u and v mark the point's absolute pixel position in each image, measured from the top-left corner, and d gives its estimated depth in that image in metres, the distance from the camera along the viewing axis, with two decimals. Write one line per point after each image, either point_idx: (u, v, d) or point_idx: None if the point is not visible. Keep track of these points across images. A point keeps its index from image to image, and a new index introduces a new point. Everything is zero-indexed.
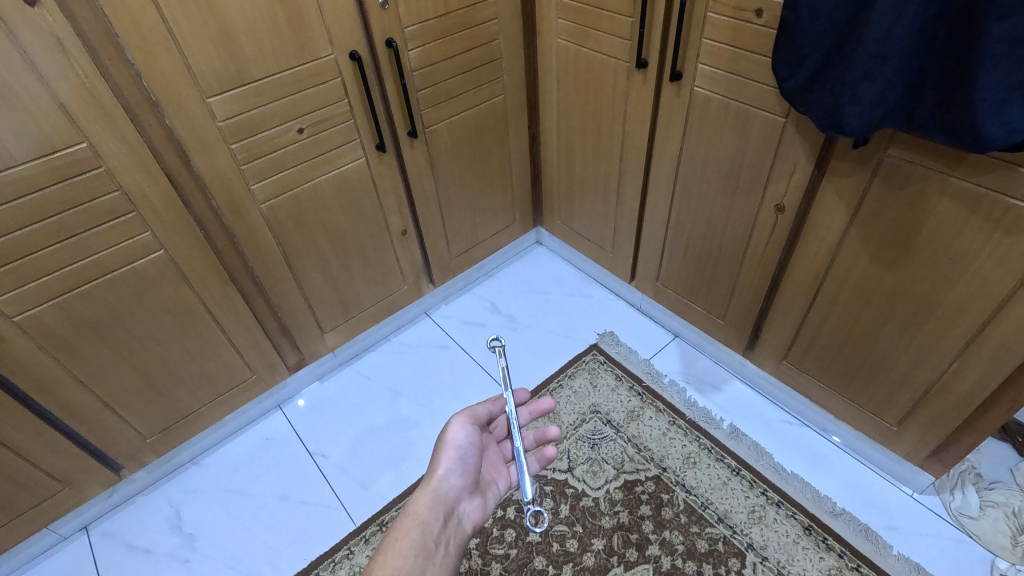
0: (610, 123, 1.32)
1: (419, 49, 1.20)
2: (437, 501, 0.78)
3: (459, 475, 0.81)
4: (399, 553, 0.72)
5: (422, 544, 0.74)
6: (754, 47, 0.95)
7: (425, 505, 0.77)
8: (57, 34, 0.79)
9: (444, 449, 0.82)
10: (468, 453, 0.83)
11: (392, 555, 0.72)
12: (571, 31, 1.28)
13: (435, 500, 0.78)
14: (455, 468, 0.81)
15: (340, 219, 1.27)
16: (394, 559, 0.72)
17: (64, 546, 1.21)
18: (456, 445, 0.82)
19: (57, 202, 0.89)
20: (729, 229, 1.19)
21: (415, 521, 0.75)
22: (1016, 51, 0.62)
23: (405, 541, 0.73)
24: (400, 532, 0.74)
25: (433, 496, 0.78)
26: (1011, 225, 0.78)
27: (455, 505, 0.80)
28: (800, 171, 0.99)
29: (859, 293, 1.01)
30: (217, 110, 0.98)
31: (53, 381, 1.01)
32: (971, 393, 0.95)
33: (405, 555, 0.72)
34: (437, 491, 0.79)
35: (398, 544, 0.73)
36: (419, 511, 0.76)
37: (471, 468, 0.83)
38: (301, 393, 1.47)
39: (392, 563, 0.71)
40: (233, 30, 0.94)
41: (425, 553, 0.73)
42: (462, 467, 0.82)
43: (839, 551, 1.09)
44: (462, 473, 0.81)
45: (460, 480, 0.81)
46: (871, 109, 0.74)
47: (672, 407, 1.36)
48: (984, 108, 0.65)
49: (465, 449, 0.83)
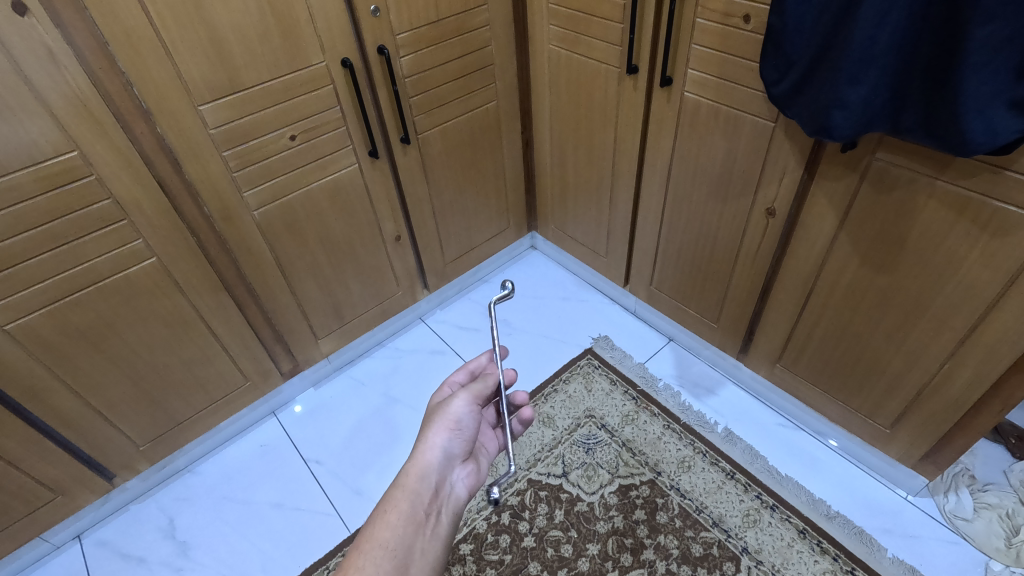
0: (602, 129, 1.33)
1: (411, 55, 1.20)
2: (429, 471, 0.71)
3: (454, 445, 0.74)
4: (387, 525, 0.65)
5: (412, 516, 0.66)
6: (743, 53, 0.95)
7: (417, 477, 0.69)
8: (47, 42, 0.79)
9: (439, 420, 0.74)
10: (466, 426, 0.75)
11: (379, 527, 0.65)
12: (562, 37, 1.28)
13: (427, 471, 0.71)
14: (450, 440, 0.74)
15: (334, 226, 1.27)
16: (382, 531, 0.64)
17: (57, 554, 1.20)
18: (454, 419, 0.74)
19: (49, 210, 0.89)
20: (720, 233, 1.19)
21: (405, 492, 0.68)
22: (998, 56, 0.62)
23: (395, 514, 0.66)
24: (389, 503, 0.67)
25: (425, 467, 0.71)
26: (998, 228, 0.79)
27: (447, 474, 0.73)
28: (790, 175, 0.99)
29: (850, 297, 1.02)
30: (209, 118, 0.99)
31: (45, 390, 1.00)
32: (962, 395, 0.95)
33: (394, 527, 0.65)
34: (430, 462, 0.71)
35: (387, 516, 0.65)
36: (409, 482, 0.69)
37: (467, 439, 0.76)
38: (296, 400, 1.47)
39: (380, 535, 0.64)
40: (224, 38, 0.94)
41: (415, 523, 0.66)
42: (458, 439, 0.74)
43: (833, 555, 1.09)
44: (457, 444, 0.74)
45: (454, 450, 0.74)
46: (857, 114, 0.75)
47: (667, 411, 1.36)
48: (968, 113, 0.66)
49: (463, 423, 0.75)
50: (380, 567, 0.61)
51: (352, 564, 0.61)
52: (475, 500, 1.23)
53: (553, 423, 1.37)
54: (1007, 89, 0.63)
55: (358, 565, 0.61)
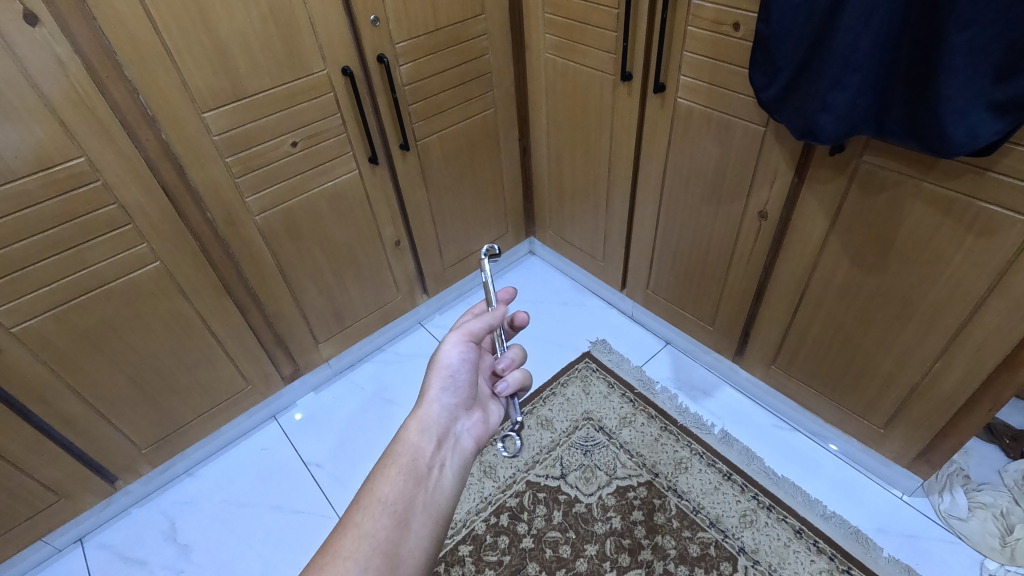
0: (598, 135, 1.35)
1: (410, 64, 1.23)
2: (429, 424, 0.70)
3: (454, 395, 0.73)
4: (387, 480, 0.64)
5: (411, 470, 0.65)
6: (733, 59, 0.98)
7: (416, 430, 0.69)
8: (57, 52, 0.82)
9: (432, 370, 0.72)
10: (462, 371, 0.73)
11: (378, 482, 0.64)
12: (558, 46, 1.31)
13: (427, 424, 0.70)
14: (447, 389, 0.72)
15: (334, 231, 1.29)
16: (380, 486, 0.63)
17: (58, 558, 1.21)
18: (447, 364, 0.72)
19: (56, 215, 0.91)
20: (715, 236, 1.21)
21: (405, 447, 0.67)
22: (977, 60, 0.65)
23: (394, 468, 0.65)
24: (389, 459, 0.66)
25: (425, 421, 0.70)
26: (983, 228, 0.81)
27: (451, 426, 0.72)
28: (781, 178, 1.01)
29: (842, 297, 1.03)
30: (212, 125, 1.01)
31: (49, 393, 1.02)
32: (953, 394, 0.96)
33: (393, 481, 0.64)
34: (430, 415, 0.70)
35: (387, 471, 0.65)
36: (409, 436, 0.68)
37: (466, 387, 0.74)
38: (297, 405, 1.48)
39: (378, 490, 0.63)
40: (228, 48, 0.97)
41: (415, 477, 0.65)
42: (457, 388, 0.73)
43: (830, 554, 1.10)
44: (455, 391, 0.73)
45: (455, 401, 0.73)
46: (843, 117, 0.77)
47: (664, 413, 1.37)
48: (950, 115, 0.68)
49: (458, 368, 0.73)
50: (379, 522, 0.60)
51: (350, 519, 0.60)
52: (474, 502, 1.24)
53: (551, 425, 1.38)
54: (986, 92, 0.66)
55: (356, 520, 0.60)
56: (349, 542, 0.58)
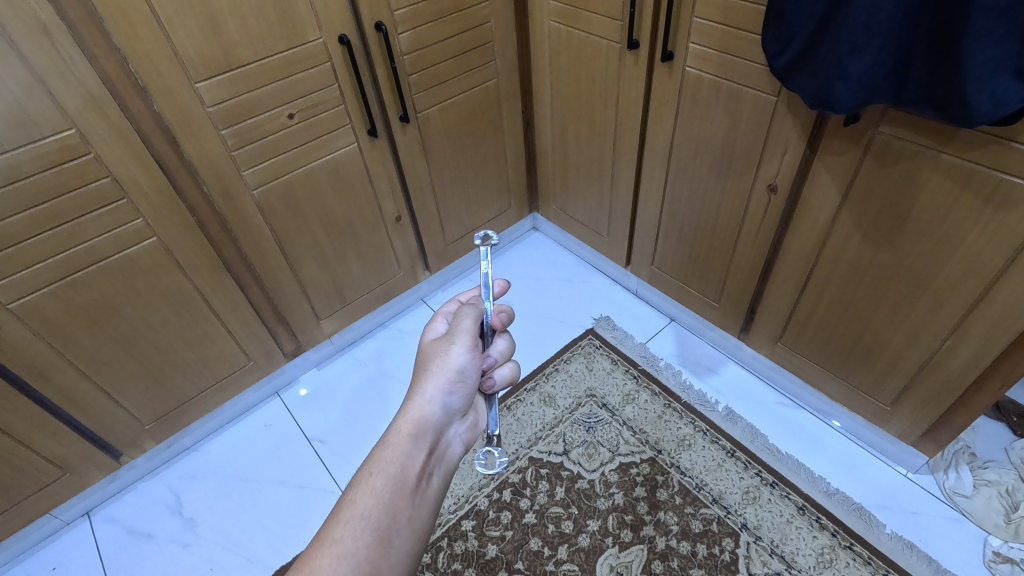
0: (603, 106, 1.32)
1: (409, 32, 1.19)
2: (425, 429, 0.66)
3: (452, 400, 0.69)
4: (371, 491, 0.60)
5: (400, 479, 0.61)
6: (745, 24, 0.94)
7: (408, 436, 0.65)
8: (40, 18, 0.79)
9: (435, 370, 0.68)
10: (467, 375, 0.70)
11: (362, 492, 0.59)
12: (562, 12, 1.27)
13: (421, 430, 0.66)
14: (448, 393, 0.68)
15: (334, 206, 1.27)
16: (365, 497, 0.59)
17: (67, 531, 1.22)
18: (452, 365, 0.69)
19: (47, 189, 0.89)
20: (721, 210, 1.19)
21: (394, 451, 0.63)
22: (1004, 21, 0.61)
23: (381, 477, 0.61)
24: (375, 466, 0.62)
25: (419, 425, 0.66)
26: (1002, 201, 0.78)
27: (444, 430, 0.68)
28: (792, 151, 0.98)
29: (851, 274, 1.01)
30: (205, 96, 0.98)
31: (50, 368, 1.01)
32: (963, 372, 0.94)
33: (379, 493, 0.60)
34: (425, 418, 0.66)
35: (372, 481, 0.61)
36: (399, 442, 0.64)
37: (469, 391, 0.70)
38: (301, 381, 1.48)
39: (361, 502, 0.59)
40: (219, 15, 0.94)
41: (404, 487, 0.61)
42: (459, 392, 0.69)
43: (832, 530, 1.09)
44: (455, 397, 0.69)
45: (453, 406, 0.69)
46: (860, 84, 0.73)
47: (667, 390, 1.37)
48: (973, 82, 0.65)
49: (465, 372, 0.69)
50: (360, 539, 0.57)
51: (328, 534, 0.56)
52: (477, 478, 1.24)
53: (554, 402, 1.37)
54: (1013, 56, 0.62)
55: (335, 536, 0.56)
56: (326, 561, 0.55)
